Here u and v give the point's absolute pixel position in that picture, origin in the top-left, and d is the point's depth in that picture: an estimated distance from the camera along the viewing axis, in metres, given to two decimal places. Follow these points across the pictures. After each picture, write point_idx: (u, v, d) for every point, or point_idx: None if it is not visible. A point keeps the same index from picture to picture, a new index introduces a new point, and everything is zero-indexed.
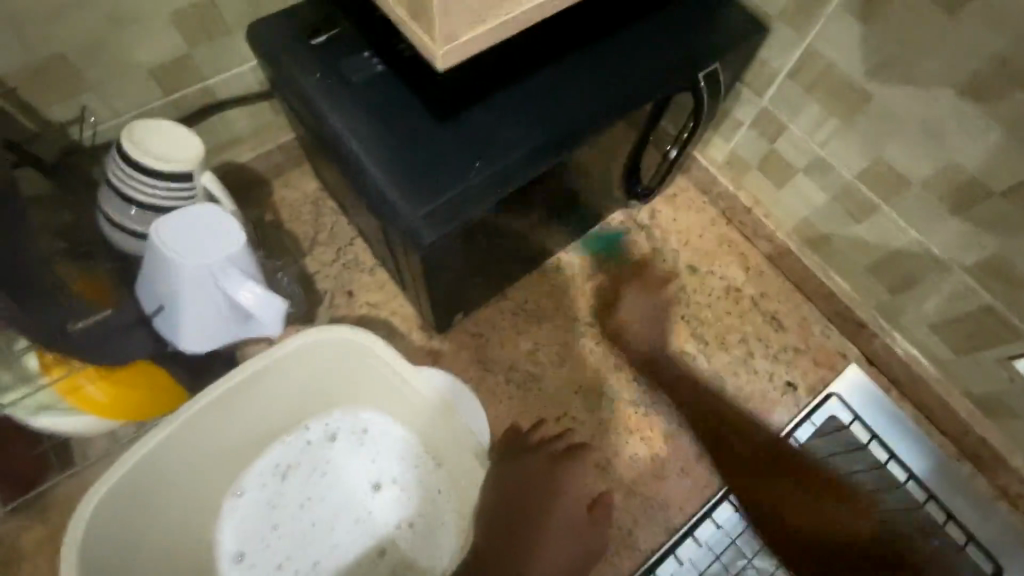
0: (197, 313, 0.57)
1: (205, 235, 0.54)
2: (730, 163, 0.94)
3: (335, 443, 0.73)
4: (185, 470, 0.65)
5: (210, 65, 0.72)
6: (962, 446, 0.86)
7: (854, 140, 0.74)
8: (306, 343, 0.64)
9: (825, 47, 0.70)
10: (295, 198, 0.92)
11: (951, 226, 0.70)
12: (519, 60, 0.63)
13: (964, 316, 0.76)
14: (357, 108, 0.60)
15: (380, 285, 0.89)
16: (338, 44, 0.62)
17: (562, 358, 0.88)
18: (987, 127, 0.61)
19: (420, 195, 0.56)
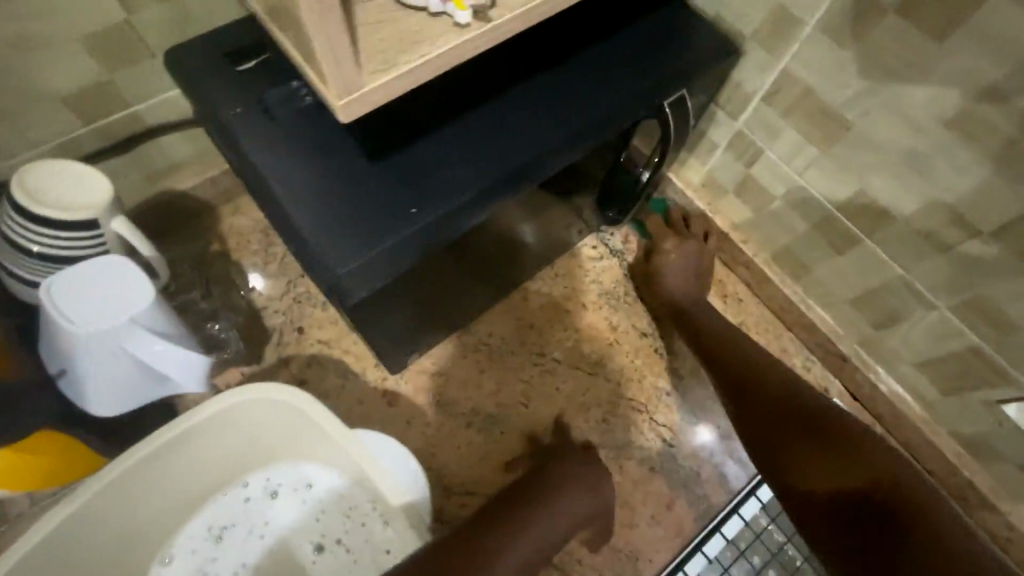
0: (101, 376, 0.51)
1: (111, 297, 0.48)
2: (706, 186, 0.89)
3: (276, 501, 0.67)
4: (101, 545, 0.58)
5: (136, 91, 0.65)
6: (948, 486, 0.82)
7: (834, 170, 0.69)
8: (234, 401, 0.58)
9: (803, 72, 0.65)
10: (243, 226, 0.87)
11: (937, 264, 0.65)
12: (464, 88, 0.58)
13: (951, 356, 0.71)
14: (281, 145, 0.55)
15: (332, 320, 0.83)
16: (262, 72, 0.57)
17: (526, 396, 0.82)
18: (977, 164, 0.56)
19: (349, 245, 0.51)
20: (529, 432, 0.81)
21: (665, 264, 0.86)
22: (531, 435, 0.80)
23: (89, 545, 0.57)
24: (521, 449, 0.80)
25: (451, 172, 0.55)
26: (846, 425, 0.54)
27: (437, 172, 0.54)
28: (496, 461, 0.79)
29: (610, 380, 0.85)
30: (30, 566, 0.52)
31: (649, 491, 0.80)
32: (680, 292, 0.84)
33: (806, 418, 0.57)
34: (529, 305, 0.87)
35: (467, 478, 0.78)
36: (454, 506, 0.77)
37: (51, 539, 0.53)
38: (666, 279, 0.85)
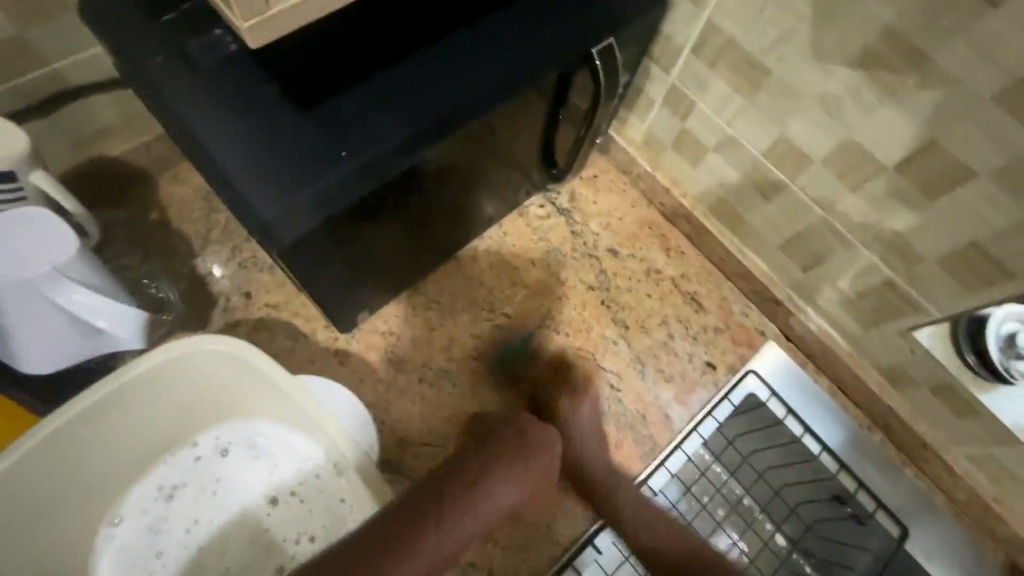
0: (28, 330, 0.51)
1: (24, 237, 0.47)
2: (646, 143, 0.91)
3: (227, 459, 0.67)
4: (45, 504, 0.58)
5: (53, 48, 0.63)
6: (873, 415, 0.88)
7: (759, 117, 0.72)
8: (176, 357, 0.58)
9: (725, 22, 0.68)
10: (183, 193, 0.85)
11: (850, 202, 0.69)
12: (392, 37, 0.58)
13: (870, 291, 0.76)
14: (208, 94, 0.54)
15: (280, 284, 0.83)
16: (182, 20, 0.56)
17: (478, 351, 0.85)
18: (879, 102, 0.59)
19: (279, 191, 0.52)
20: (481, 385, 0.83)
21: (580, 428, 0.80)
22: (483, 388, 0.83)
23: (32, 502, 0.56)
24: (473, 401, 0.82)
25: (382, 120, 0.55)
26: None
27: (367, 120, 0.55)
28: (449, 415, 0.81)
29: (560, 333, 0.88)
30: None
31: None
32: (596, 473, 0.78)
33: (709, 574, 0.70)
34: (478, 266, 0.89)
35: (421, 430, 0.80)
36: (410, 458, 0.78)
37: None
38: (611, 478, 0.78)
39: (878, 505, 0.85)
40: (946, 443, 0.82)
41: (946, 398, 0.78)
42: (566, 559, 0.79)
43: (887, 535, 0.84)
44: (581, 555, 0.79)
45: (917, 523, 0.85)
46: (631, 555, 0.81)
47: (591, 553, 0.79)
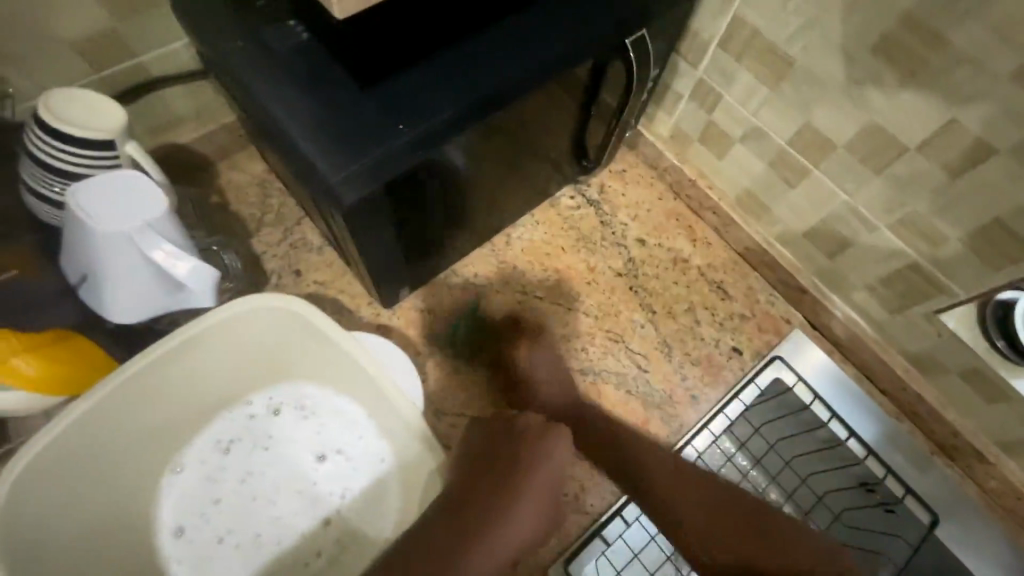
0: (121, 279, 0.57)
1: (123, 195, 0.54)
2: (673, 138, 0.96)
3: (279, 418, 0.72)
4: (120, 445, 0.63)
5: (142, 42, 0.71)
6: (901, 404, 0.89)
7: (783, 107, 0.76)
8: (239, 313, 0.64)
9: (751, 16, 0.72)
10: (242, 180, 0.92)
11: (873, 186, 0.72)
12: (445, 27, 0.64)
13: (895, 276, 0.78)
14: (281, 75, 0.61)
15: (328, 263, 0.89)
16: (261, 13, 0.63)
17: (511, 330, 0.89)
18: (900, 86, 0.63)
19: (343, 158, 0.57)
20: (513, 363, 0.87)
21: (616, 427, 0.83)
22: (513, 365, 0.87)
23: (107, 443, 0.62)
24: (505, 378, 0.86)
25: (434, 98, 0.61)
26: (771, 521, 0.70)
27: (421, 98, 0.61)
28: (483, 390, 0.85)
29: (588, 316, 0.91)
30: (54, 456, 0.57)
31: (625, 410, 0.87)
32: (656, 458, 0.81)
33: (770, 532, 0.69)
34: (511, 251, 0.94)
35: (456, 402, 0.84)
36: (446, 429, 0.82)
37: (72, 432, 0.58)
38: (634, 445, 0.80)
39: (907, 492, 0.86)
40: (976, 431, 0.83)
41: (976, 383, 0.78)
42: (593, 529, 0.80)
43: (916, 522, 0.85)
44: (609, 525, 0.80)
45: (949, 512, 0.85)
46: (658, 536, 0.81)
47: (618, 524, 0.81)
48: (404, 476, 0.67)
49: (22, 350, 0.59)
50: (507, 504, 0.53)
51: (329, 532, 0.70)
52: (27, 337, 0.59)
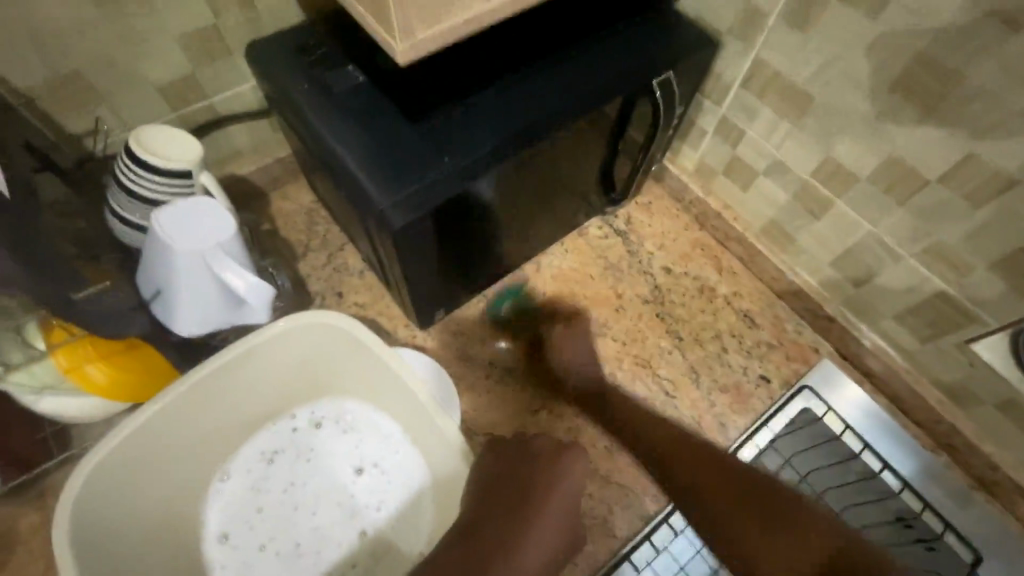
0: (191, 295, 0.62)
1: (197, 219, 0.60)
2: (698, 171, 1.00)
3: (320, 431, 0.76)
4: (176, 451, 0.68)
5: (214, 84, 0.80)
6: (936, 436, 0.88)
7: (804, 142, 0.79)
8: (288, 329, 0.69)
9: (771, 57, 0.76)
10: (291, 209, 0.99)
11: (897, 216, 0.74)
12: (486, 69, 0.70)
13: (922, 304, 0.79)
14: (339, 113, 0.67)
15: (368, 286, 0.94)
16: (323, 59, 0.71)
17: (541, 353, 0.91)
18: (918, 121, 0.66)
19: (394, 187, 0.63)
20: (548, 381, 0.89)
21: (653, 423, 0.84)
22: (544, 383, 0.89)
23: (165, 448, 0.66)
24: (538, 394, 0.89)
25: (477, 133, 0.66)
26: (765, 492, 0.63)
27: (465, 133, 0.66)
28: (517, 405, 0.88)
29: (615, 341, 0.94)
30: (117, 454, 0.62)
31: None
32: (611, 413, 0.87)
33: (765, 507, 0.62)
34: (541, 277, 0.98)
35: (487, 423, 0.86)
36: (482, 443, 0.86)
37: (135, 434, 0.62)
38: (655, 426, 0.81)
39: (946, 528, 0.84)
40: (1015, 465, 0.81)
41: (1014, 415, 0.77)
42: (620, 554, 0.80)
43: (958, 560, 0.82)
44: (637, 551, 0.80)
45: (991, 550, 0.82)
46: (687, 566, 0.81)
47: (647, 549, 0.81)
48: (441, 493, 0.69)
49: (95, 359, 0.65)
50: (524, 525, 0.51)
51: (365, 544, 0.72)
52: (98, 346, 0.65)
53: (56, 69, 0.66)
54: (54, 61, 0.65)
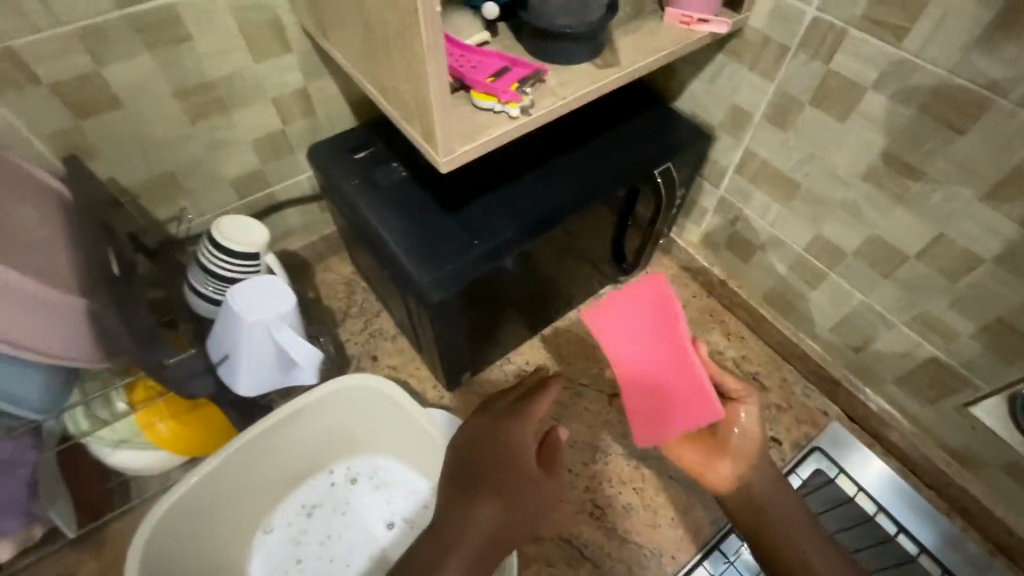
0: (253, 359, 0.71)
1: (265, 294, 0.70)
2: (703, 244, 1.09)
3: (355, 486, 0.83)
4: (228, 502, 0.75)
5: (276, 176, 0.93)
6: (949, 499, 0.90)
7: (795, 220, 0.88)
8: (329, 391, 0.77)
9: (759, 148, 0.87)
10: (333, 279, 1.11)
11: (884, 287, 0.81)
12: (510, 165, 0.82)
13: (919, 368, 0.84)
14: (385, 203, 0.79)
15: (400, 350, 1.03)
16: (372, 158, 0.84)
17: (560, 414, 0.97)
18: (890, 205, 0.74)
19: (431, 266, 0.73)
20: (526, 429, 0.65)
21: (737, 413, 0.66)
22: (521, 427, 0.65)
23: (221, 500, 0.74)
24: (518, 447, 0.63)
25: (502, 219, 0.77)
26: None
27: (492, 219, 0.77)
28: (497, 459, 0.63)
29: None
30: (181, 505, 0.69)
31: (669, 494, 0.91)
32: (664, 375, 0.64)
33: None
34: (559, 341, 1.05)
35: None
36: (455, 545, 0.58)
37: (196, 485, 0.70)
38: (731, 419, 0.66)
39: None
40: None
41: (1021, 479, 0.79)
42: None
43: None
44: None
45: None
46: None
47: None
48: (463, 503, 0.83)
49: (165, 416, 0.74)
50: None
51: None
52: (172, 408, 0.74)
53: (153, 170, 0.80)
54: (153, 164, 0.79)
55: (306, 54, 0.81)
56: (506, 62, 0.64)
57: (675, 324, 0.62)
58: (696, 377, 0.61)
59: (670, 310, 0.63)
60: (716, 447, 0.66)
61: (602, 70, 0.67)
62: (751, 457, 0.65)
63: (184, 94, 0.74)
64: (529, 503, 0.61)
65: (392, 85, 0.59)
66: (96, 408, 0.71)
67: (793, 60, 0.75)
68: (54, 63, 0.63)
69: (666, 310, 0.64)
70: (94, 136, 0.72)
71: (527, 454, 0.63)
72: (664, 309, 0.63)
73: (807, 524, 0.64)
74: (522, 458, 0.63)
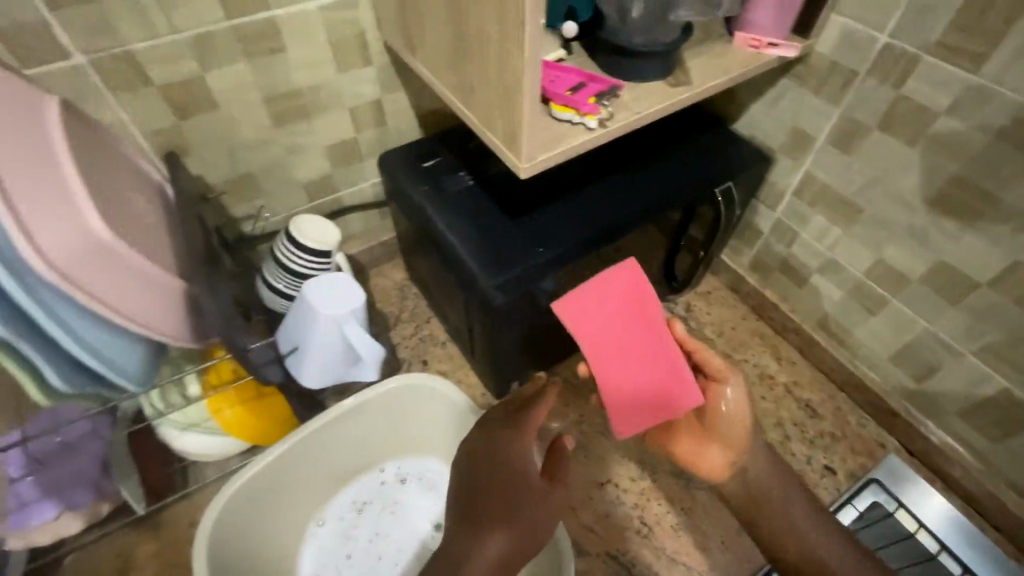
0: (322, 352, 0.73)
1: (335, 290, 0.73)
2: (754, 266, 1.09)
3: (405, 486, 0.84)
4: (285, 493, 0.76)
5: (344, 182, 0.98)
6: (1017, 542, 0.87)
7: (856, 244, 0.88)
8: (389, 391, 0.78)
9: (820, 172, 0.87)
10: (386, 284, 1.14)
11: (951, 315, 0.80)
12: (573, 177, 0.84)
13: (988, 402, 0.81)
14: (452, 210, 0.82)
15: (449, 356, 1.05)
16: (440, 166, 0.87)
17: (606, 428, 0.97)
18: (961, 231, 0.73)
19: (495, 271, 0.75)
20: (529, 439, 0.62)
21: (721, 393, 0.68)
22: (521, 439, 0.61)
23: (280, 490, 0.75)
24: (518, 460, 0.60)
25: (566, 229, 0.79)
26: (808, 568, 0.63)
27: (556, 229, 0.79)
28: (498, 472, 0.60)
29: None
30: (245, 492, 0.71)
31: (719, 518, 0.89)
32: (645, 365, 0.64)
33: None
34: None
35: None
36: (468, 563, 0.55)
37: (259, 473, 0.72)
38: (718, 399, 0.68)
39: None
40: None
41: None
42: None
43: None
44: None
45: None
46: None
47: None
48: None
49: (232, 405, 0.76)
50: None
51: None
52: (238, 399, 0.76)
53: (237, 171, 0.85)
54: (236, 164, 0.84)
55: (384, 67, 0.86)
56: (583, 78, 0.66)
57: (650, 310, 0.64)
58: (677, 361, 0.63)
59: (643, 296, 0.64)
60: (707, 435, 0.70)
61: (675, 88, 0.69)
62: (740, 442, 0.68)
63: (273, 100, 0.79)
64: (536, 520, 0.58)
65: (478, 95, 0.63)
66: (168, 394, 0.75)
67: (861, 84, 0.76)
68: (165, 67, 0.69)
69: (639, 296, 0.65)
70: (189, 136, 0.77)
71: (530, 468, 0.60)
72: (637, 297, 0.64)
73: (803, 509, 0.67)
74: (525, 471, 0.59)
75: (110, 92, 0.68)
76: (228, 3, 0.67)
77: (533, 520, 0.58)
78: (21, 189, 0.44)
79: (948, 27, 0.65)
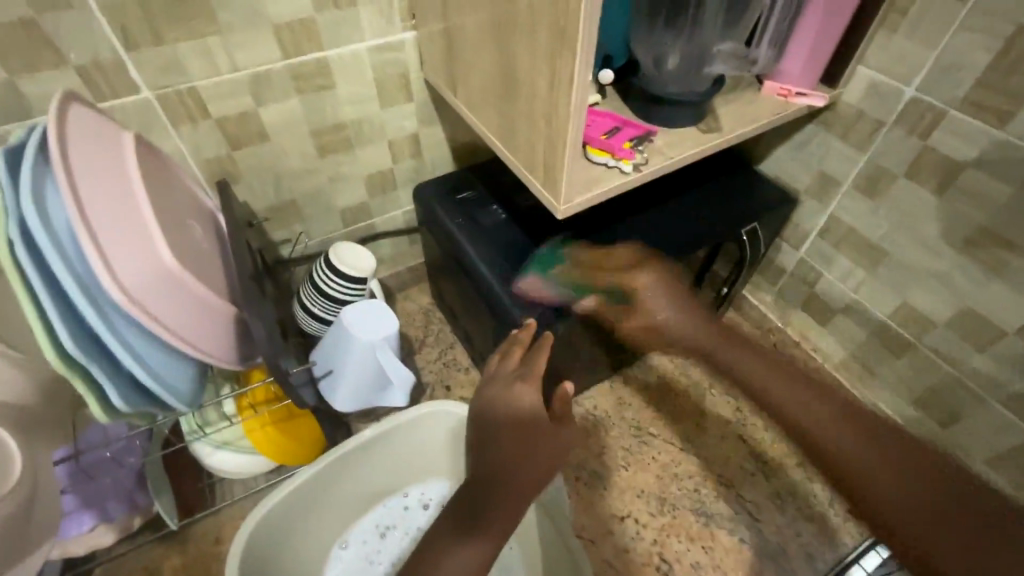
0: (354, 377, 0.76)
1: (372, 317, 0.76)
2: (776, 303, 1.10)
3: (427, 511, 0.86)
4: (314, 515, 0.78)
5: (379, 209, 1.02)
6: None
7: (881, 287, 0.89)
8: (414, 417, 0.80)
9: (845, 215, 0.89)
10: (413, 308, 1.17)
11: (977, 362, 0.80)
12: (603, 215, 0.87)
13: (1016, 450, 0.81)
14: (485, 241, 0.84)
15: (472, 382, 1.07)
16: (474, 199, 0.90)
17: (627, 461, 0.97)
18: (988, 279, 0.74)
19: (527, 303, 0.77)
20: (532, 391, 0.69)
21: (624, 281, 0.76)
22: (529, 390, 0.69)
23: (308, 513, 0.77)
24: (524, 408, 0.68)
25: None
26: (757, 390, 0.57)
27: None
28: (505, 419, 0.68)
29: (700, 457, 0.98)
30: (276, 515, 0.72)
31: (740, 557, 0.88)
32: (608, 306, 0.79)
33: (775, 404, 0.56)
34: (628, 389, 1.05)
35: (577, 524, 0.91)
36: (449, 559, 0.57)
37: (290, 497, 0.73)
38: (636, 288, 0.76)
39: None
40: None
41: None
42: None
43: None
44: None
45: None
46: None
47: None
48: (524, 543, 0.86)
49: (266, 427, 0.78)
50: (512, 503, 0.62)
51: None
52: (273, 422, 0.78)
53: (281, 197, 0.89)
54: (280, 191, 0.88)
55: (424, 103, 0.90)
56: (618, 123, 0.70)
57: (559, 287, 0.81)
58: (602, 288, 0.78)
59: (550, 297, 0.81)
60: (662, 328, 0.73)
61: (706, 134, 0.72)
62: (699, 338, 0.68)
63: (319, 132, 0.83)
64: (539, 456, 0.64)
65: (520, 136, 0.66)
66: (207, 412, 0.78)
67: (888, 133, 0.78)
68: (224, 101, 0.73)
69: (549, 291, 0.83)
70: (240, 165, 0.81)
71: (538, 418, 0.67)
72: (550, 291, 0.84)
73: (823, 402, 0.52)
74: (532, 416, 0.67)
75: (171, 123, 0.72)
76: (286, 45, 0.72)
77: (538, 465, 0.63)
78: (102, 220, 0.47)
79: (974, 84, 0.67)
